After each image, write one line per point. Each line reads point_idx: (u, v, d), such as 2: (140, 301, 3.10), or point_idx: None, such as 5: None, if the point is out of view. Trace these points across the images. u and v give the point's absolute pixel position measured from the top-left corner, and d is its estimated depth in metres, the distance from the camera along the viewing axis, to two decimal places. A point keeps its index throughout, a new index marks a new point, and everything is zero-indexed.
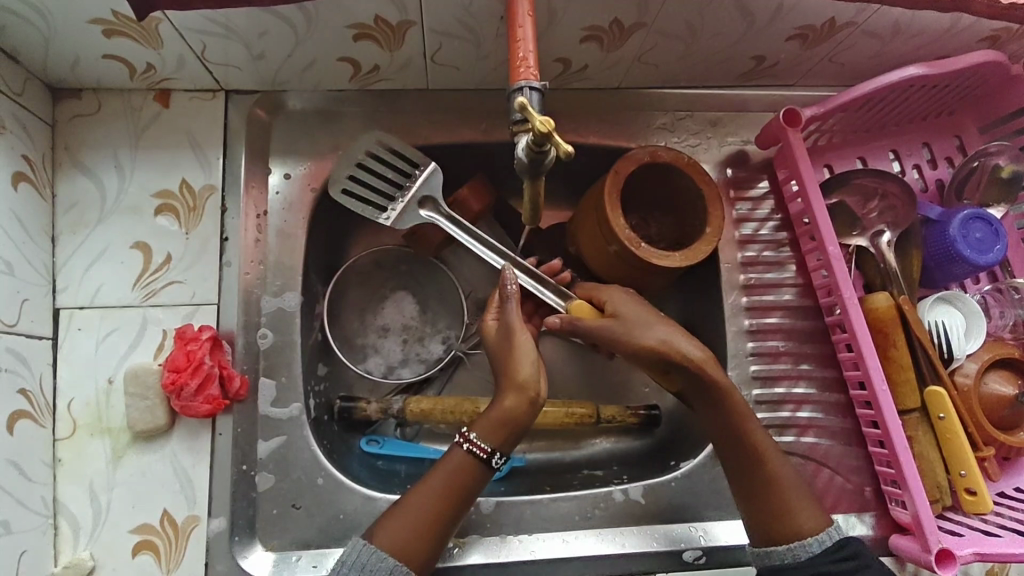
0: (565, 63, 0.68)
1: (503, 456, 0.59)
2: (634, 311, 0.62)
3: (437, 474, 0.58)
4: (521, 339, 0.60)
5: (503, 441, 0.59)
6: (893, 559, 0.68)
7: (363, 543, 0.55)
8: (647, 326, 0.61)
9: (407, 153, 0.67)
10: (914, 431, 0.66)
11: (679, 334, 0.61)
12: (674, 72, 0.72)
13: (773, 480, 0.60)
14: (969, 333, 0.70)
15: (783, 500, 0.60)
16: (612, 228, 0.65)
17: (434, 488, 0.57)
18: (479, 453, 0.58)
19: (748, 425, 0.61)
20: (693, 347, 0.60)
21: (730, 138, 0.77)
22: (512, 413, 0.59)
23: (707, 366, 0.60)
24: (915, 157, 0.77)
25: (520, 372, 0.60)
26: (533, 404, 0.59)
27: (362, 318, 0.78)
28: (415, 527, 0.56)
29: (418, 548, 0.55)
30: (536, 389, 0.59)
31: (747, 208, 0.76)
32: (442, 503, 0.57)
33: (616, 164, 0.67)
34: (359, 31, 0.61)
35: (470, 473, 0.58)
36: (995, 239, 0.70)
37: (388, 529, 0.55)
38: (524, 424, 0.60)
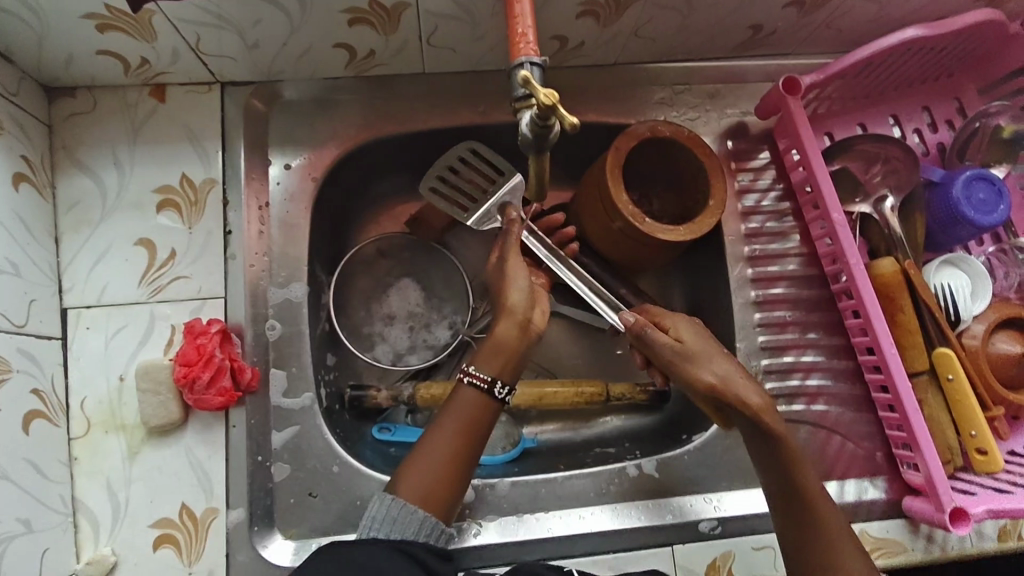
0: (562, 41, 0.67)
1: (505, 385, 0.60)
2: (702, 344, 0.62)
3: (453, 418, 0.58)
4: (512, 265, 0.63)
5: (500, 367, 0.60)
6: (907, 520, 0.68)
7: (389, 499, 0.54)
8: (710, 365, 0.60)
9: (496, 161, 0.68)
10: (923, 394, 0.67)
11: (737, 376, 0.60)
12: (671, 45, 0.72)
13: (825, 524, 0.57)
14: (975, 295, 0.71)
15: (831, 541, 0.57)
16: (617, 204, 0.66)
17: (452, 432, 0.58)
18: (479, 383, 0.60)
19: (800, 470, 0.59)
20: (757, 396, 0.59)
21: (729, 110, 0.76)
22: (507, 340, 0.61)
23: (767, 415, 0.58)
24: (916, 121, 0.77)
25: (511, 299, 0.62)
26: (523, 324, 0.62)
27: (369, 307, 0.79)
28: (439, 475, 0.56)
29: (443, 496, 0.56)
30: (524, 312, 0.62)
31: (748, 179, 0.76)
32: (461, 446, 0.58)
33: (616, 140, 0.67)
34: (354, 16, 0.60)
35: (482, 408, 0.59)
36: (998, 199, 0.69)
37: (412, 481, 0.55)
38: (518, 352, 0.62)
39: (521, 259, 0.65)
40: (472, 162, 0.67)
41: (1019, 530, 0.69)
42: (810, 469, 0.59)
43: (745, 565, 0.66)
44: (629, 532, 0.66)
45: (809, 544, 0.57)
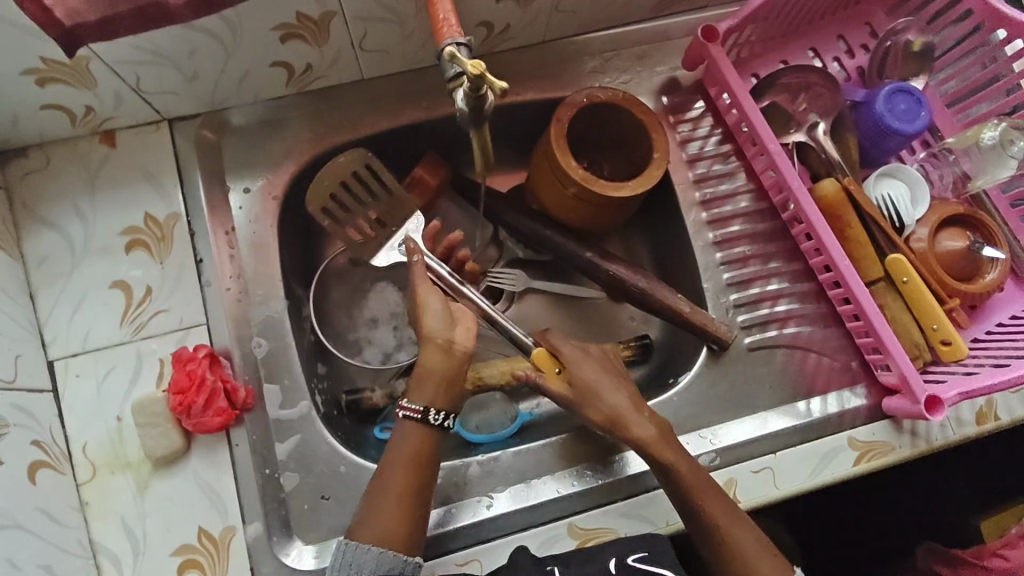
0: (488, 27, 0.70)
1: (440, 411, 0.63)
2: (596, 380, 0.66)
3: (398, 454, 0.61)
4: (423, 295, 0.64)
5: (432, 395, 0.63)
6: (891, 420, 0.71)
7: (344, 543, 0.57)
8: (603, 403, 0.65)
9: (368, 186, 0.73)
10: (884, 299, 0.71)
11: (632, 407, 0.65)
12: (592, 15, 0.75)
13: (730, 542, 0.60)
14: (915, 200, 0.75)
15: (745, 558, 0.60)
16: (567, 171, 0.70)
17: (399, 468, 0.60)
18: (413, 415, 0.62)
19: (701, 494, 0.62)
20: (644, 427, 0.64)
21: (658, 68, 0.80)
22: (435, 367, 0.63)
23: (656, 443, 0.63)
24: (834, 50, 0.82)
25: (426, 327, 0.64)
26: (445, 348, 0.64)
27: (350, 314, 0.81)
28: (390, 510, 0.58)
29: (399, 530, 0.58)
30: (442, 337, 0.63)
31: (688, 129, 0.80)
32: (410, 479, 0.60)
33: (556, 113, 0.71)
34: (286, 32, 0.63)
35: (426, 440, 0.62)
36: (919, 107, 0.74)
37: (366, 522, 0.58)
38: (449, 373, 0.63)
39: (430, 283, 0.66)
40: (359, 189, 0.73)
41: (995, 410, 0.72)
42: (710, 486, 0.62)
43: (748, 491, 0.68)
44: (633, 480, 0.69)
45: (722, 560, 0.60)
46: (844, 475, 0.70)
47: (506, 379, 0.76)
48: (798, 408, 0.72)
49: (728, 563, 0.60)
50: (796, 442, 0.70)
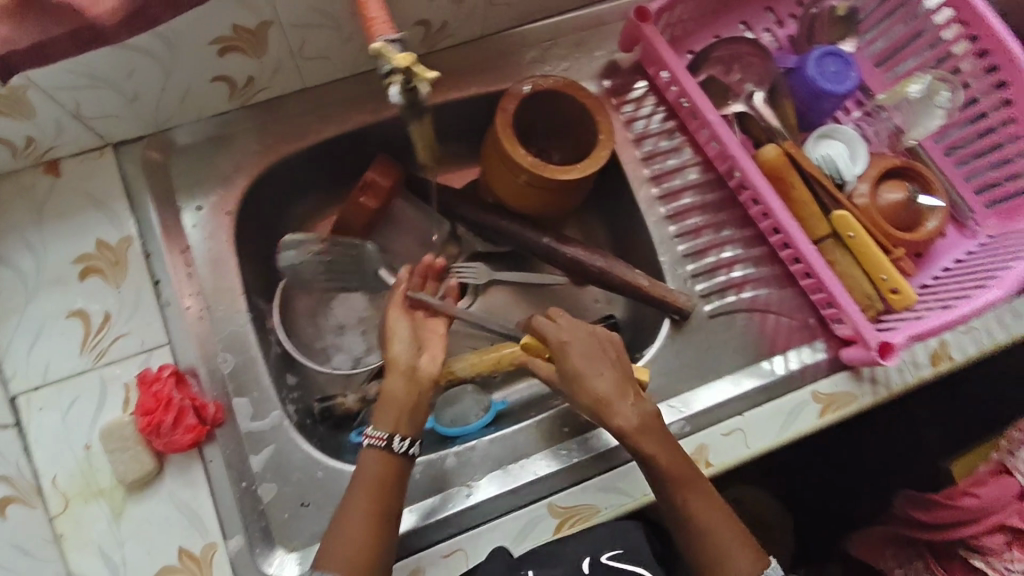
0: (425, 25, 0.72)
1: (404, 438, 0.63)
2: (581, 366, 0.64)
3: (362, 486, 0.61)
4: (392, 322, 0.69)
5: (394, 421, 0.63)
6: (850, 371, 0.73)
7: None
8: (586, 389, 0.64)
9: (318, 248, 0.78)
10: (832, 255, 0.74)
11: (615, 395, 0.63)
12: (527, 7, 0.77)
13: (712, 536, 0.61)
14: (854, 158, 0.78)
15: (714, 550, 0.61)
16: (515, 159, 0.71)
17: (360, 496, 0.60)
18: (378, 442, 0.62)
19: (684, 489, 0.63)
20: (625, 417, 0.63)
21: (597, 53, 0.82)
22: (397, 394, 0.65)
23: (634, 434, 0.62)
24: (764, 22, 0.84)
25: (391, 352, 0.67)
26: (407, 374, 0.66)
27: (316, 323, 0.82)
28: (354, 541, 0.58)
29: (367, 557, 0.58)
30: (407, 360, 0.66)
31: (632, 109, 0.81)
32: (372, 507, 0.60)
33: (501, 103, 0.72)
34: (224, 45, 0.63)
35: (390, 470, 0.62)
36: (848, 68, 0.76)
37: (332, 552, 0.58)
38: (411, 400, 0.65)
39: (403, 310, 0.70)
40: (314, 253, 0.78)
41: (948, 351, 0.75)
42: (694, 482, 0.63)
43: (720, 454, 0.69)
44: (606, 456, 0.70)
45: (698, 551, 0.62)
46: (811, 428, 0.71)
47: (476, 372, 0.76)
48: (762, 368, 0.74)
49: (703, 554, 0.61)
50: (762, 402, 0.72)
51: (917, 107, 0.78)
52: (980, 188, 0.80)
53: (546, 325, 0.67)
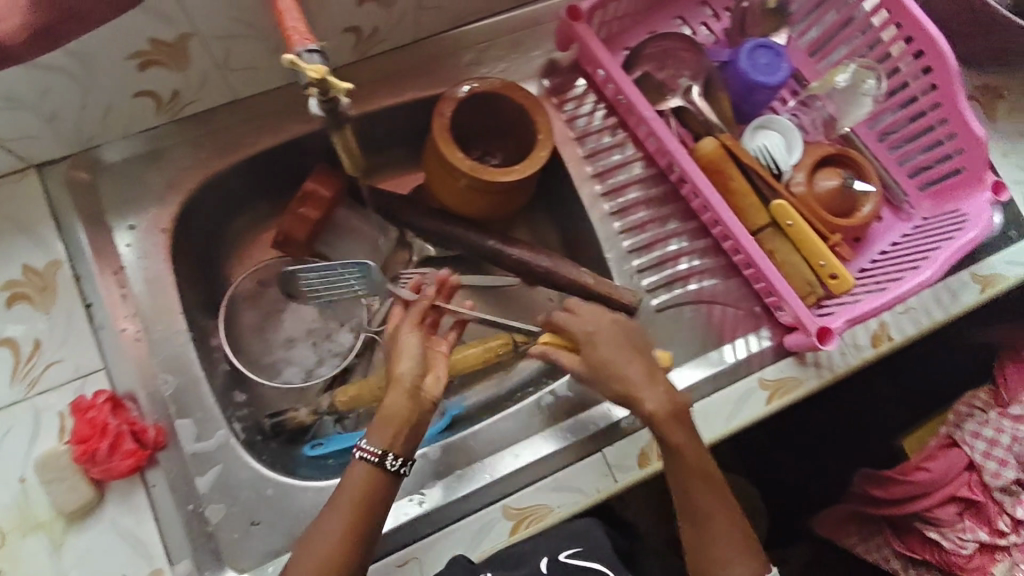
0: (355, 32, 0.71)
1: (397, 456, 0.61)
2: (610, 355, 0.66)
3: (346, 501, 0.59)
4: (403, 339, 0.66)
5: (391, 439, 0.61)
6: (795, 357, 0.74)
7: None
8: (615, 378, 0.65)
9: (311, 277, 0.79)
10: (772, 245, 0.75)
11: (644, 381, 0.65)
12: (461, 9, 0.76)
13: (714, 528, 0.63)
14: (791, 147, 0.79)
15: (710, 550, 0.63)
16: (453, 163, 0.71)
17: (342, 511, 0.58)
18: (370, 458, 0.60)
19: (698, 481, 0.64)
20: (657, 402, 0.64)
21: (535, 52, 0.82)
22: (398, 410, 0.62)
23: (664, 420, 0.64)
24: (700, 16, 0.85)
25: (398, 367, 0.64)
26: (412, 392, 0.63)
27: (265, 338, 0.81)
28: (328, 556, 0.57)
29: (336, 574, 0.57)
30: (413, 379, 0.64)
31: (573, 107, 0.82)
32: (351, 525, 0.58)
33: (438, 107, 0.72)
34: (143, 59, 0.62)
35: (371, 486, 0.60)
36: (780, 59, 0.77)
37: (303, 564, 0.57)
38: (411, 416, 0.62)
39: (414, 331, 0.67)
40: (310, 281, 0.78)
41: (888, 331, 0.77)
42: (706, 476, 0.64)
43: None
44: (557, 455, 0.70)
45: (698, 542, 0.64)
46: (760, 415, 0.73)
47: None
48: (711, 357, 0.74)
49: (702, 545, 0.63)
50: (712, 390, 0.73)
51: (843, 95, 0.80)
52: (913, 171, 0.82)
53: (571, 319, 0.68)
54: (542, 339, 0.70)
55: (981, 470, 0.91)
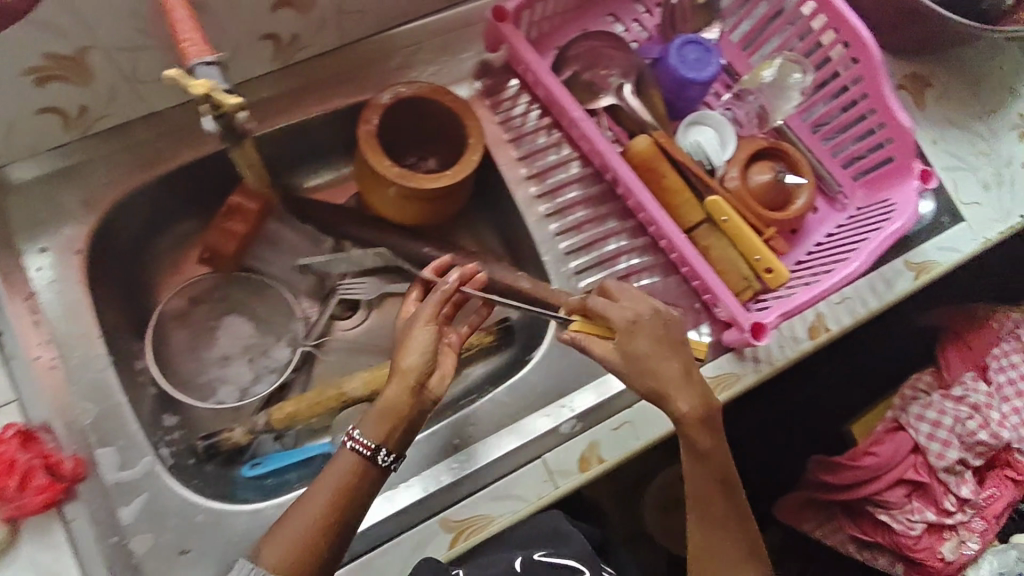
0: (273, 39, 0.68)
1: (390, 453, 0.58)
2: (649, 351, 0.60)
3: (332, 483, 0.56)
4: (416, 330, 0.60)
5: (387, 433, 0.58)
6: (734, 352, 0.75)
7: (246, 568, 0.53)
8: (651, 375, 0.60)
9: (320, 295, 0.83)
10: (708, 241, 0.74)
11: (680, 380, 0.60)
12: (386, 12, 0.74)
13: (719, 532, 0.65)
14: (724, 142, 0.79)
15: (711, 548, 0.65)
16: (381, 172, 0.69)
17: (323, 495, 0.56)
18: (362, 450, 0.57)
19: (709, 487, 0.64)
20: (690, 403, 0.60)
21: (465, 55, 0.80)
22: (399, 406, 0.58)
23: (692, 422, 0.60)
24: (633, 12, 0.84)
25: (404, 359, 0.59)
26: (416, 390, 0.59)
27: (198, 357, 0.79)
28: (302, 540, 0.54)
29: (306, 561, 0.54)
30: (418, 375, 0.59)
31: (506, 109, 0.80)
32: (331, 512, 0.56)
33: (364, 114, 0.70)
34: (41, 75, 0.59)
35: (360, 476, 0.57)
36: (710, 55, 0.76)
37: (274, 546, 0.54)
38: (410, 415, 0.58)
39: (432, 326, 0.61)
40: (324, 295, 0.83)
41: (825, 322, 0.77)
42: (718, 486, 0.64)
43: (612, 449, 0.70)
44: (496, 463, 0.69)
45: (699, 539, 0.65)
46: None
47: (370, 391, 0.78)
48: None
49: (703, 543, 0.65)
50: None
51: (771, 88, 0.80)
52: (846, 161, 0.83)
53: (610, 308, 0.62)
54: (573, 325, 0.64)
55: (925, 451, 0.96)
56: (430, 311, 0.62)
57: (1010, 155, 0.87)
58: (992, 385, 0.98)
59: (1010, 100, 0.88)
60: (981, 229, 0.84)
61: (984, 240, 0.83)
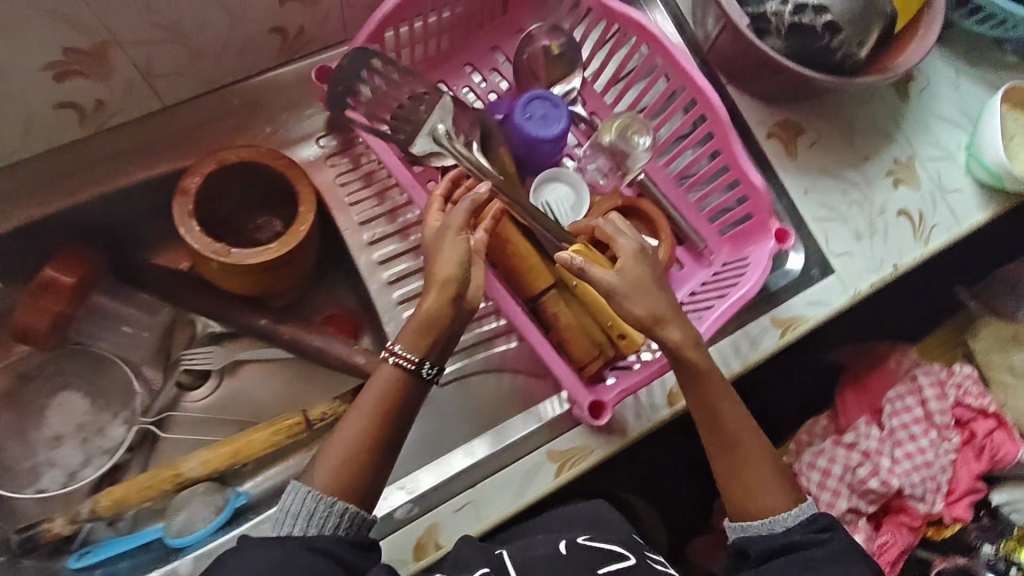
0: (74, 107, 0.64)
1: (433, 365, 0.59)
2: (642, 274, 0.61)
3: (370, 398, 0.57)
4: (448, 241, 0.59)
5: (428, 347, 0.58)
6: (585, 424, 0.70)
7: (303, 490, 0.53)
8: (645, 301, 0.60)
9: (184, 375, 0.78)
10: (556, 307, 0.71)
11: (672, 311, 0.61)
12: (210, 72, 0.69)
13: (745, 456, 0.61)
14: (578, 202, 0.76)
15: (744, 479, 0.61)
16: (198, 247, 0.65)
17: (368, 411, 0.56)
18: (407, 365, 0.57)
19: (720, 403, 0.62)
20: (677, 330, 0.61)
21: (307, 111, 0.75)
22: (436, 318, 0.58)
23: (689, 348, 0.61)
24: (492, 62, 0.81)
25: (441, 270, 0.58)
26: (457, 298, 0.59)
27: (25, 438, 0.74)
28: (353, 454, 0.55)
29: (357, 478, 0.55)
30: (457, 285, 0.58)
31: (350, 171, 0.76)
32: (377, 427, 0.56)
33: (181, 181, 0.66)
34: None
35: (401, 388, 0.58)
36: (557, 112, 0.73)
37: (324, 468, 0.55)
38: (449, 325, 0.59)
39: (463, 236, 0.60)
40: (187, 375, 0.78)
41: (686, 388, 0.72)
42: (728, 407, 0.62)
43: (451, 532, 0.66)
44: (420, 499, 0.68)
45: (731, 472, 0.61)
46: (549, 489, 0.69)
47: (210, 470, 0.74)
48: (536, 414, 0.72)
49: (735, 474, 0.61)
50: (490, 470, 0.69)
51: (622, 142, 0.75)
52: (712, 215, 0.80)
53: (617, 234, 0.63)
54: (574, 249, 0.65)
55: (817, 500, 0.92)
56: (457, 217, 0.61)
57: (884, 203, 0.83)
58: (884, 430, 0.92)
59: (884, 145, 0.85)
60: (851, 282, 0.80)
61: (854, 292, 0.80)
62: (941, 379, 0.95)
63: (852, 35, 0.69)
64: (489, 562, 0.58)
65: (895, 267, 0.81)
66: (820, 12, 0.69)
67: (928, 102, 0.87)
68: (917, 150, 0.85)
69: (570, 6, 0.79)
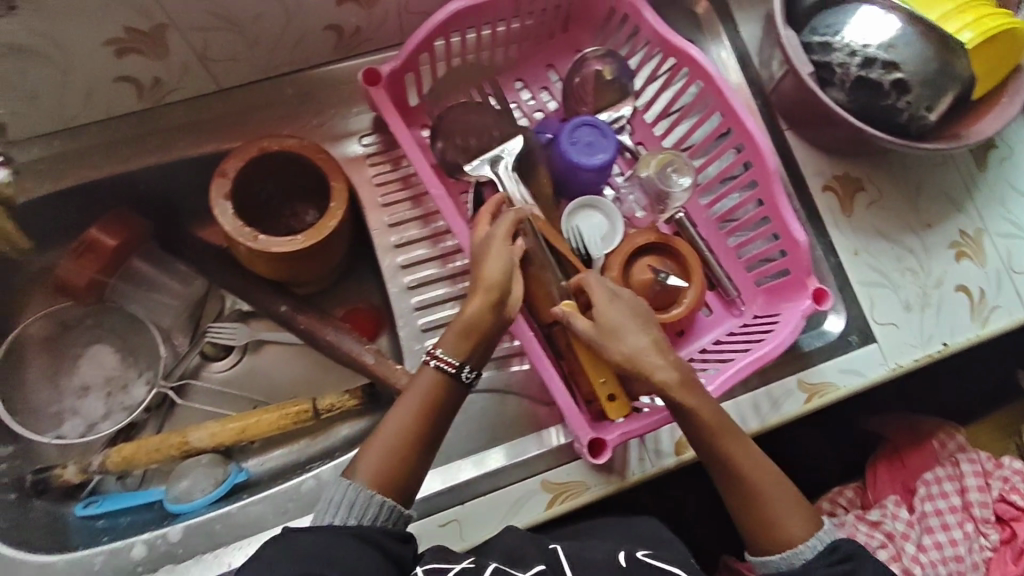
0: (133, 81, 0.67)
1: (473, 369, 0.59)
2: (619, 317, 0.61)
3: (413, 398, 0.57)
4: (495, 245, 0.61)
5: (468, 351, 0.58)
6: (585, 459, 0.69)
7: (347, 483, 0.53)
8: (620, 342, 0.60)
9: (208, 347, 0.81)
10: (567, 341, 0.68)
11: (650, 349, 0.60)
12: (266, 62, 0.72)
13: (756, 487, 0.58)
14: (610, 234, 0.73)
15: (758, 512, 0.57)
16: (228, 230, 0.66)
17: (410, 410, 0.57)
18: (447, 367, 0.58)
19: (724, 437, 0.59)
20: (663, 371, 0.59)
21: (355, 109, 0.77)
22: (479, 321, 0.59)
23: (675, 388, 0.59)
24: (543, 79, 0.81)
25: (486, 276, 0.60)
26: (497, 305, 0.59)
27: (55, 384, 0.77)
28: (397, 449, 0.55)
29: (398, 473, 0.55)
30: (499, 291, 0.59)
31: (388, 170, 0.77)
32: (421, 427, 0.56)
33: (222, 164, 0.68)
34: None
35: (446, 391, 0.58)
36: (603, 140, 0.72)
37: (367, 462, 0.54)
38: (488, 331, 0.59)
39: (510, 244, 0.62)
40: (210, 347, 0.81)
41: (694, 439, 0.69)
42: (735, 436, 0.59)
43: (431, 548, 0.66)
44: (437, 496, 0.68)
45: (743, 505, 0.58)
46: (537, 521, 0.67)
47: (216, 443, 0.74)
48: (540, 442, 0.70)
49: (750, 508, 0.58)
50: (486, 489, 0.68)
51: (660, 177, 0.73)
52: (750, 264, 0.77)
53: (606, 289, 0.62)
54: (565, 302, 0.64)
55: None
56: (506, 225, 0.62)
57: (940, 276, 0.77)
58: (914, 513, 0.84)
59: (951, 213, 0.79)
60: (891, 354, 0.75)
61: (894, 366, 0.75)
62: (985, 469, 0.86)
63: (921, 97, 0.65)
64: (545, 560, 0.56)
65: (943, 345, 0.76)
66: (890, 69, 0.65)
67: (1005, 174, 0.81)
68: (988, 224, 0.79)
69: (629, 32, 0.77)
